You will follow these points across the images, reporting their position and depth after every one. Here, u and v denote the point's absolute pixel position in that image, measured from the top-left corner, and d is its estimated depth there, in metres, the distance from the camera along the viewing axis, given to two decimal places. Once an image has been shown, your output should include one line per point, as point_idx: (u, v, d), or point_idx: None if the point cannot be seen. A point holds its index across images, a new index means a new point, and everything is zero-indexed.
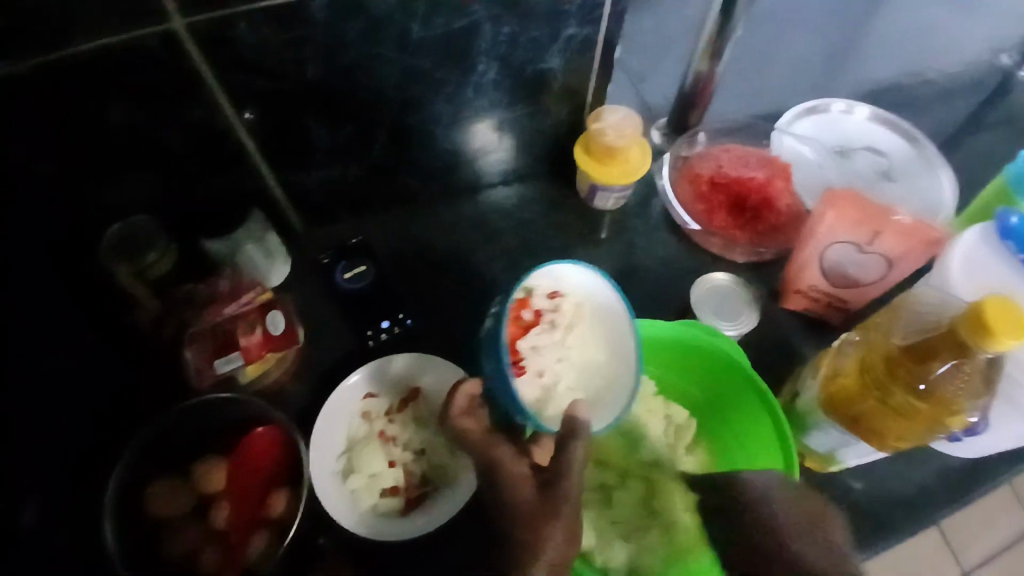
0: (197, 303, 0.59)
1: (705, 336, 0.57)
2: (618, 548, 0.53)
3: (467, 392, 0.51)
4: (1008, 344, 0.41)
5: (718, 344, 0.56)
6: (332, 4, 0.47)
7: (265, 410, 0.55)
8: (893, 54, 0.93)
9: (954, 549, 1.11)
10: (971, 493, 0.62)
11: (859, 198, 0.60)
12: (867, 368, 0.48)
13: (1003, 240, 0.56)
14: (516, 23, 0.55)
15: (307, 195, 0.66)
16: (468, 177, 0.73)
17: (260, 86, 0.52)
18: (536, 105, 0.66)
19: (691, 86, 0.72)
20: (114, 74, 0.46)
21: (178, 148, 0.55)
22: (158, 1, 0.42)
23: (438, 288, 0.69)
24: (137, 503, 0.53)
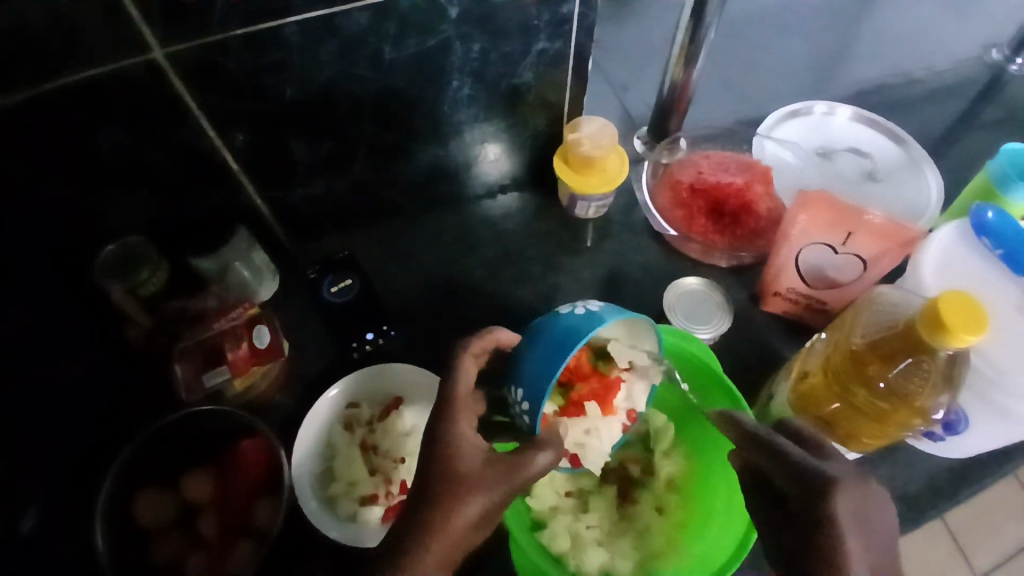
0: (189, 318, 0.63)
1: (679, 340, 0.59)
2: (592, 550, 0.54)
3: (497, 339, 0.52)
4: (965, 341, 0.41)
5: (689, 347, 0.58)
6: (304, 28, 0.49)
7: (252, 423, 0.57)
8: (878, 55, 0.93)
9: (965, 550, 1.12)
10: (957, 494, 0.62)
11: (832, 198, 0.59)
12: (832, 369, 0.49)
13: (981, 235, 0.55)
14: (486, 40, 0.57)
15: (293, 212, 0.68)
16: (452, 190, 0.75)
17: (242, 109, 0.54)
18: (515, 117, 0.68)
19: (669, 93, 0.73)
20: (99, 102, 0.48)
21: (165, 170, 0.57)
22: (136, 30, 0.45)
23: (423, 299, 0.71)
24: (126, 509, 0.56)
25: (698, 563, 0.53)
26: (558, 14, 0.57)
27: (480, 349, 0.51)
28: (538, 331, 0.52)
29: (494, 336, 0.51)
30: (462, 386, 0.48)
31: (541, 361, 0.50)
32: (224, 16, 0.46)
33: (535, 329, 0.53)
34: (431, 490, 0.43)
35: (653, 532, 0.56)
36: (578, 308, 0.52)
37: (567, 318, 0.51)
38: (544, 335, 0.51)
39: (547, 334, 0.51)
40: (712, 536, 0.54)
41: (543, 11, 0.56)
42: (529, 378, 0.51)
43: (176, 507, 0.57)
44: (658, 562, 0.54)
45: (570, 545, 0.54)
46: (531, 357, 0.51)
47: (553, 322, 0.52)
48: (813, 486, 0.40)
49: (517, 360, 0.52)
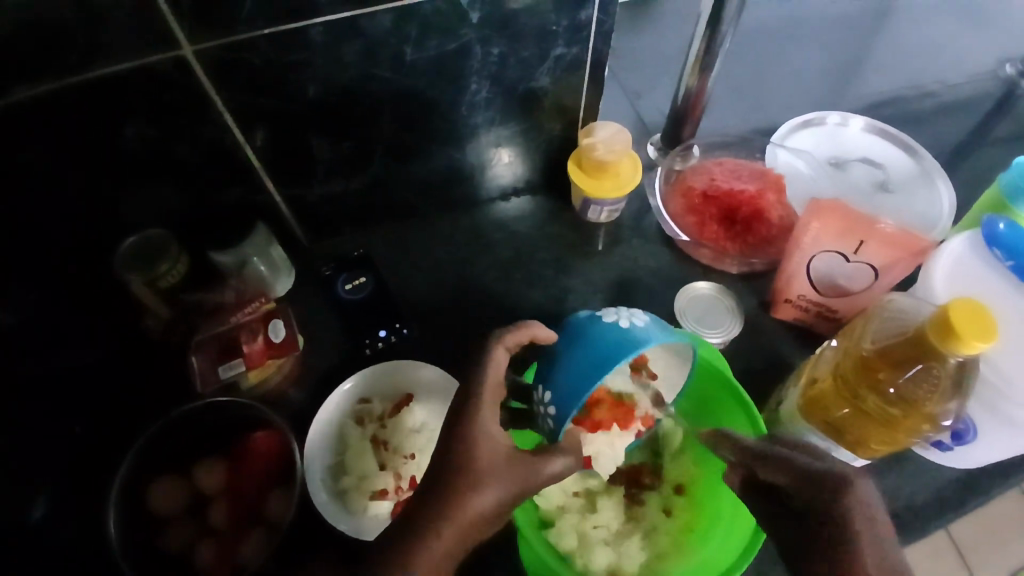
0: (206, 310, 0.65)
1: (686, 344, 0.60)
2: (600, 550, 0.54)
3: (531, 333, 0.52)
4: (977, 348, 0.42)
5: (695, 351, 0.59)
6: (328, 29, 0.50)
7: (263, 414, 0.58)
8: (892, 67, 0.94)
9: (971, 566, 1.12)
10: (965, 504, 0.62)
11: (843, 207, 0.60)
12: (841, 375, 0.49)
13: (991, 247, 0.55)
14: (505, 45, 0.58)
15: (310, 209, 0.69)
16: (466, 192, 0.76)
17: (265, 107, 0.55)
18: (531, 121, 0.69)
19: (683, 101, 0.74)
20: (127, 96, 0.50)
21: (187, 165, 0.58)
22: (167, 27, 0.46)
23: (436, 298, 0.72)
24: (140, 493, 0.57)
25: (703, 566, 0.53)
26: (576, 20, 0.58)
27: (512, 343, 0.51)
28: (580, 335, 0.54)
29: (529, 330, 0.51)
30: (489, 378, 0.48)
31: (577, 365, 0.53)
32: (252, 15, 0.47)
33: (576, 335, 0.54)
34: (442, 482, 0.45)
35: (660, 534, 0.56)
36: (623, 318, 0.54)
37: (610, 328, 0.54)
38: (586, 340, 0.54)
39: (589, 345, 0.53)
40: (717, 541, 0.54)
41: (562, 16, 0.57)
42: (565, 380, 0.53)
43: (188, 495, 0.58)
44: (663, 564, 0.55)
45: (577, 544, 0.54)
46: (569, 361, 0.53)
47: (594, 328, 0.54)
48: (823, 486, 0.44)
49: (555, 360, 0.55)
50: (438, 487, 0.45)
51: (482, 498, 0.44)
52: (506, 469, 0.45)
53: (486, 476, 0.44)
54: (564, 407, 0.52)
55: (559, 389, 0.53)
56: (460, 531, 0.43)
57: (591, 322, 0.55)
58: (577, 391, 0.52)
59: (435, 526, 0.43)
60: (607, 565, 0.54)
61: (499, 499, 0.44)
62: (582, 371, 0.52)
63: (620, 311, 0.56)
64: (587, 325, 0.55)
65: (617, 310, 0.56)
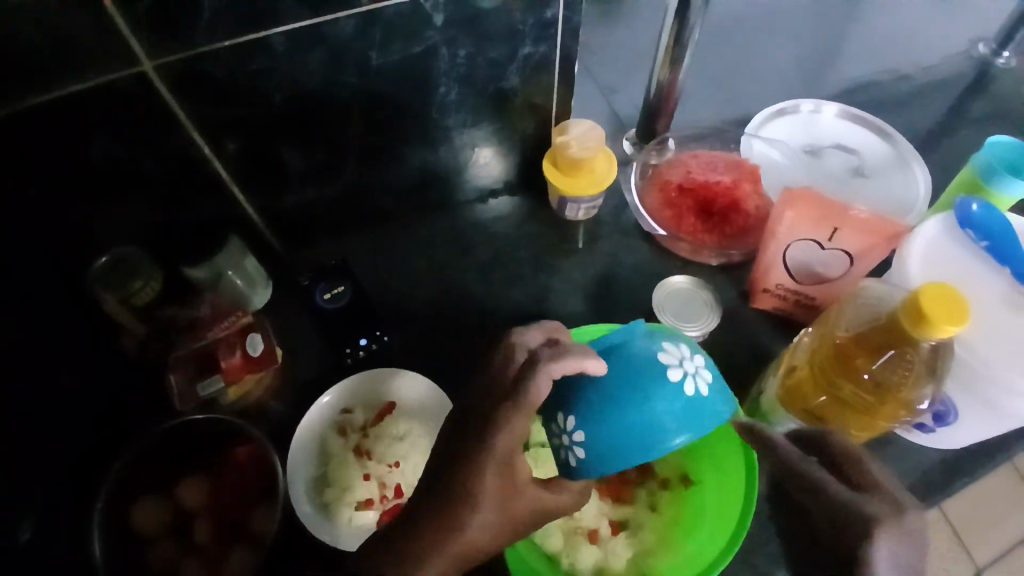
0: (182, 326, 0.64)
1: None
2: (586, 550, 0.54)
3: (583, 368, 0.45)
4: (948, 332, 0.42)
5: None
6: (291, 37, 0.50)
7: (244, 430, 0.57)
8: (863, 52, 0.94)
9: (967, 545, 1.14)
10: (950, 485, 0.62)
11: (817, 196, 0.60)
12: (817, 363, 0.49)
13: (965, 229, 0.55)
14: (472, 46, 0.58)
15: (286, 219, 0.69)
16: (444, 194, 0.75)
17: (231, 119, 0.55)
18: (503, 121, 0.68)
19: (655, 95, 0.74)
20: (89, 115, 0.49)
21: (157, 181, 0.58)
22: (125, 43, 0.46)
23: (418, 303, 0.71)
24: (122, 514, 0.56)
25: (690, 560, 0.53)
26: (543, 18, 0.57)
27: (560, 373, 0.44)
28: (636, 381, 0.46)
29: (581, 364, 0.44)
30: (530, 405, 0.43)
31: (625, 418, 0.45)
32: (212, 27, 0.47)
33: (632, 375, 0.46)
34: (443, 510, 0.44)
35: (646, 530, 0.56)
36: (690, 377, 0.46)
37: (677, 387, 0.46)
38: (646, 393, 0.46)
39: (650, 397, 0.45)
40: (704, 534, 0.54)
41: (528, 15, 0.57)
42: (608, 432, 0.46)
43: (172, 514, 0.57)
44: (651, 559, 0.54)
45: (563, 544, 0.54)
46: (618, 410, 0.45)
47: (656, 379, 0.46)
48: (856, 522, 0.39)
49: (594, 398, 0.46)
50: (436, 516, 0.44)
51: (477, 522, 0.44)
52: (506, 502, 0.44)
53: (487, 506, 0.43)
54: (599, 460, 0.46)
55: (597, 439, 0.46)
56: (454, 558, 0.44)
57: (649, 366, 0.47)
58: (622, 453, 0.45)
59: (430, 556, 0.43)
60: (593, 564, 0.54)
61: (493, 532, 0.45)
62: (635, 432, 0.45)
63: (684, 355, 0.47)
64: (647, 365, 0.47)
65: (681, 353, 0.48)
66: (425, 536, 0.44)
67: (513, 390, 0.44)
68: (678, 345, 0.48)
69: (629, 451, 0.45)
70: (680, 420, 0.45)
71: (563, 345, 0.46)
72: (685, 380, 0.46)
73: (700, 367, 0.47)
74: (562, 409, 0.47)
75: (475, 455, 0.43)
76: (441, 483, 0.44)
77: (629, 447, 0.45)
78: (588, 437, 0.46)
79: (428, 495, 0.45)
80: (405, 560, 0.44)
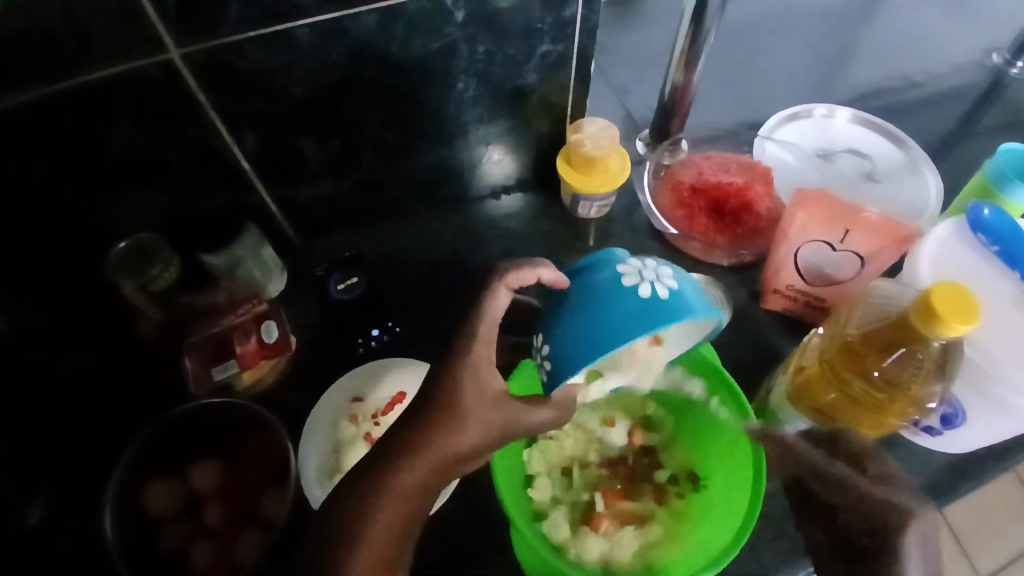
0: (198, 312, 0.66)
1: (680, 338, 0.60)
2: (593, 541, 0.54)
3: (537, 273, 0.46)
4: (959, 330, 0.42)
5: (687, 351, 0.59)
6: (315, 30, 0.51)
7: (260, 415, 0.57)
8: (878, 59, 0.94)
9: (971, 555, 1.14)
10: (957, 489, 0.62)
11: (828, 197, 0.61)
12: (827, 360, 0.50)
13: (976, 233, 0.56)
14: (490, 43, 0.58)
15: (301, 210, 0.70)
16: (458, 190, 0.76)
17: (253, 109, 0.56)
18: (519, 118, 0.69)
19: (670, 96, 0.74)
20: (116, 101, 0.50)
21: (178, 169, 0.59)
22: (153, 32, 0.47)
23: (430, 296, 0.72)
24: (136, 495, 0.57)
25: (696, 551, 0.53)
26: (561, 17, 0.58)
27: (519, 281, 0.45)
28: (592, 288, 0.49)
29: (534, 270, 0.46)
30: (488, 317, 0.44)
31: (581, 322, 0.48)
32: (238, 18, 0.48)
33: (587, 284, 0.49)
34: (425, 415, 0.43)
35: (653, 524, 0.57)
36: (647, 282, 0.48)
37: (629, 290, 0.48)
38: (601, 299, 0.48)
39: (603, 300, 0.48)
40: (710, 529, 0.55)
41: (546, 14, 0.57)
42: (568, 337, 0.49)
43: (184, 496, 0.58)
44: (656, 551, 0.55)
45: (571, 535, 0.55)
46: (576, 314, 0.49)
47: (611, 286, 0.48)
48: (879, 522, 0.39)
49: (561, 308, 0.50)
50: (414, 423, 0.43)
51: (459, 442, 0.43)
52: (489, 407, 0.43)
53: (469, 409, 0.43)
54: (562, 366, 0.48)
55: (558, 346, 0.49)
56: (430, 467, 0.43)
57: (608, 276, 0.49)
58: (587, 355, 0.47)
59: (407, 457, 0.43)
60: (600, 555, 0.54)
61: (479, 443, 0.43)
62: (594, 330, 0.47)
63: (644, 266, 0.49)
64: (601, 275, 0.49)
65: (642, 265, 0.50)
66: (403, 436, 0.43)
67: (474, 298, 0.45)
68: (642, 260, 0.50)
69: (595, 353, 0.47)
70: (633, 317, 0.47)
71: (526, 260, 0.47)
72: (636, 282, 0.48)
73: (662, 277, 0.49)
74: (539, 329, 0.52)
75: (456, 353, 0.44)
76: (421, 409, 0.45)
77: (589, 343, 0.47)
78: (555, 345, 0.49)
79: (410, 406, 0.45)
80: (385, 463, 0.43)
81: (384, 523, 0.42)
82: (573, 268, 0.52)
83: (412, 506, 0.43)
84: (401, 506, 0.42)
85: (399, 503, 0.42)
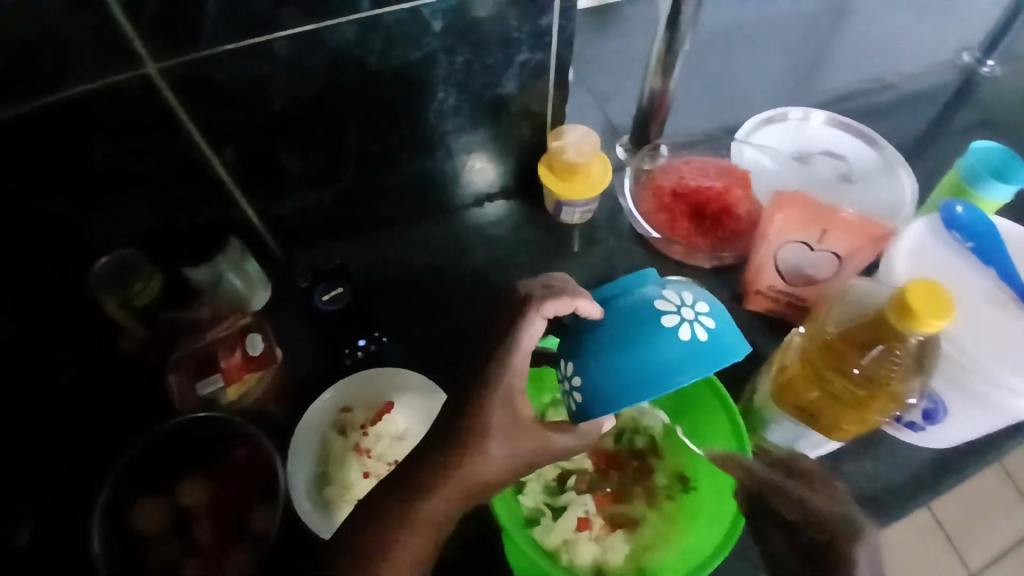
0: (183, 326, 0.64)
1: None
2: (587, 547, 0.55)
3: (574, 307, 0.47)
4: (933, 326, 0.43)
5: None
6: (293, 42, 0.51)
7: (246, 428, 0.57)
8: (850, 62, 0.96)
9: (959, 549, 1.15)
10: (938, 483, 0.63)
11: (805, 199, 0.63)
12: (809, 359, 0.51)
13: (950, 230, 0.57)
14: (469, 53, 0.59)
15: (284, 222, 0.69)
16: (442, 199, 0.76)
17: (233, 122, 0.56)
18: (499, 127, 0.70)
19: (648, 102, 0.75)
20: (94, 118, 0.50)
21: (159, 185, 0.58)
22: (131, 48, 0.47)
23: (415, 306, 0.72)
24: (123, 514, 0.56)
25: (688, 551, 0.54)
26: (538, 26, 0.59)
27: (555, 312, 0.46)
28: (630, 321, 0.48)
29: (574, 303, 0.47)
30: (524, 344, 0.45)
31: (615, 355, 0.48)
32: (215, 31, 0.48)
33: (624, 317, 0.49)
34: (452, 444, 0.45)
35: (645, 526, 0.58)
36: (688, 321, 0.47)
37: (671, 329, 0.47)
38: (636, 333, 0.47)
39: (642, 338, 0.47)
40: (699, 531, 0.56)
41: (523, 23, 0.58)
42: (604, 371, 0.48)
43: (171, 515, 0.57)
44: (649, 554, 0.56)
45: (562, 540, 0.55)
46: (611, 349, 0.48)
47: (649, 321, 0.48)
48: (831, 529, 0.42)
49: (591, 339, 0.49)
50: (434, 453, 0.45)
51: (487, 460, 0.45)
52: (514, 432, 0.45)
53: (492, 437, 0.45)
54: (595, 400, 0.48)
55: (590, 379, 0.48)
56: (460, 491, 0.45)
57: (645, 309, 0.49)
58: (626, 395, 0.47)
59: (433, 490, 0.44)
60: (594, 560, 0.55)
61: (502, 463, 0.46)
62: (637, 369, 0.47)
63: (683, 302, 0.49)
64: (638, 310, 0.49)
65: (681, 301, 0.49)
66: (429, 468, 0.45)
67: (511, 320, 0.47)
68: (680, 293, 0.50)
69: (638, 391, 0.46)
70: (681, 360, 0.46)
71: (565, 293, 0.47)
72: (677, 316, 0.47)
73: (704, 311, 0.48)
74: (565, 358, 0.51)
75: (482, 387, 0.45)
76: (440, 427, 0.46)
77: (636, 385, 0.47)
78: (587, 376, 0.48)
79: (432, 438, 0.46)
80: (412, 491, 0.45)
81: (412, 549, 0.44)
82: (604, 296, 0.52)
83: (438, 532, 0.45)
84: (428, 534, 0.45)
85: (428, 534, 0.45)
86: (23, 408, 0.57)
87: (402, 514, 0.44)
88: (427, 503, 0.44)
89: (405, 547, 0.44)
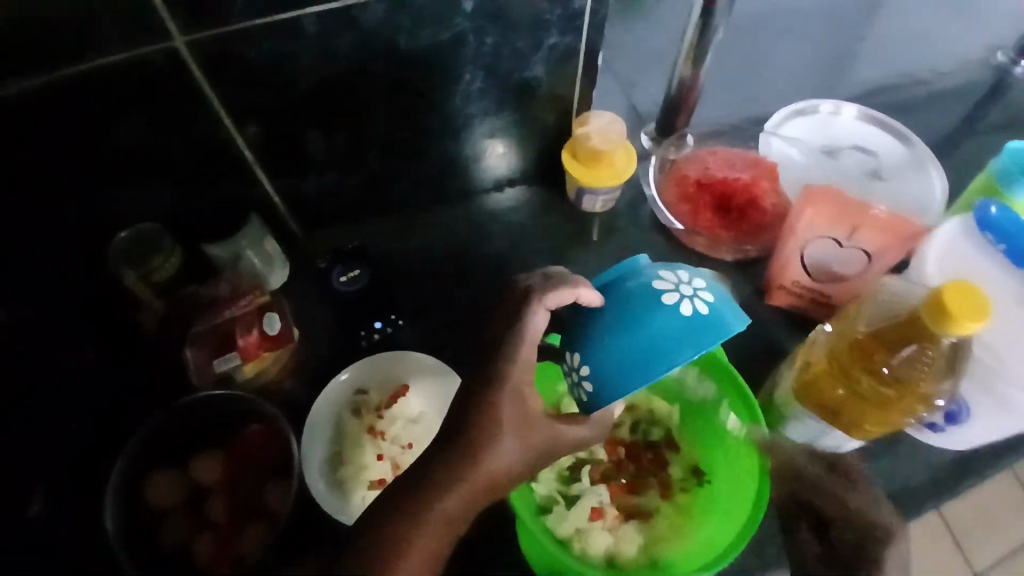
0: (202, 303, 0.64)
1: None
2: (600, 537, 0.55)
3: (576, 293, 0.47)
4: (969, 329, 0.42)
5: None
6: (322, 19, 0.50)
7: (259, 406, 0.57)
8: (883, 55, 0.94)
9: (966, 553, 1.15)
10: (959, 486, 0.62)
11: (837, 194, 0.60)
12: (835, 358, 0.49)
13: (982, 230, 0.56)
14: (499, 34, 0.58)
15: (305, 201, 0.69)
16: (461, 183, 0.75)
17: (258, 99, 0.55)
18: (524, 111, 0.68)
19: (676, 91, 0.74)
20: (119, 90, 0.49)
21: (181, 160, 0.58)
22: (158, 19, 0.46)
23: (433, 289, 0.72)
24: (138, 487, 0.56)
25: (701, 548, 0.54)
26: (570, 9, 0.58)
27: (556, 300, 0.46)
28: (631, 307, 0.48)
29: (575, 292, 0.47)
30: (529, 334, 0.46)
31: (620, 341, 0.47)
32: (244, 6, 0.47)
33: (625, 303, 0.48)
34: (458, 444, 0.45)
35: (658, 519, 0.58)
36: (687, 298, 0.47)
37: (670, 308, 0.47)
38: (639, 318, 0.47)
39: (642, 321, 0.47)
40: (712, 526, 0.55)
41: (555, 5, 0.57)
42: (611, 359, 0.47)
43: (186, 491, 0.57)
44: (661, 547, 0.56)
45: (575, 530, 0.55)
46: (614, 334, 0.47)
47: (647, 300, 0.47)
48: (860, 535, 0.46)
49: (594, 326, 0.49)
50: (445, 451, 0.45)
51: (497, 455, 0.45)
52: (523, 429, 0.46)
53: (504, 430, 0.45)
54: (607, 389, 0.48)
55: (597, 368, 0.48)
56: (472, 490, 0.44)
57: (644, 291, 0.48)
58: (637, 381, 0.47)
59: (446, 490, 0.44)
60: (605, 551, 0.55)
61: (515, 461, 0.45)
62: (640, 351, 0.47)
63: (681, 280, 0.48)
64: (636, 294, 0.48)
65: (678, 279, 0.48)
66: (444, 469, 0.45)
67: (513, 310, 0.47)
68: (677, 272, 0.49)
69: (646, 373, 0.46)
70: (678, 340, 0.46)
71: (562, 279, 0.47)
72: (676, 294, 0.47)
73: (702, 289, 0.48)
74: (571, 348, 0.50)
75: (495, 385, 0.45)
76: (451, 419, 0.47)
77: (643, 367, 0.46)
78: (596, 366, 0.48)
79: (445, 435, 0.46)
80: (422, 492, 0.45)
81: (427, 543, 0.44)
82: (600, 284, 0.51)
83: (455, 528, 0.45)
84: (441, 534, 0.44)
85: (442, 530, 0.44)
86: (23, 406, 0.60)
87: (416, 506, 0.44)
88: (440, 500, 0.44)
89: (420, 539, 0.44)
